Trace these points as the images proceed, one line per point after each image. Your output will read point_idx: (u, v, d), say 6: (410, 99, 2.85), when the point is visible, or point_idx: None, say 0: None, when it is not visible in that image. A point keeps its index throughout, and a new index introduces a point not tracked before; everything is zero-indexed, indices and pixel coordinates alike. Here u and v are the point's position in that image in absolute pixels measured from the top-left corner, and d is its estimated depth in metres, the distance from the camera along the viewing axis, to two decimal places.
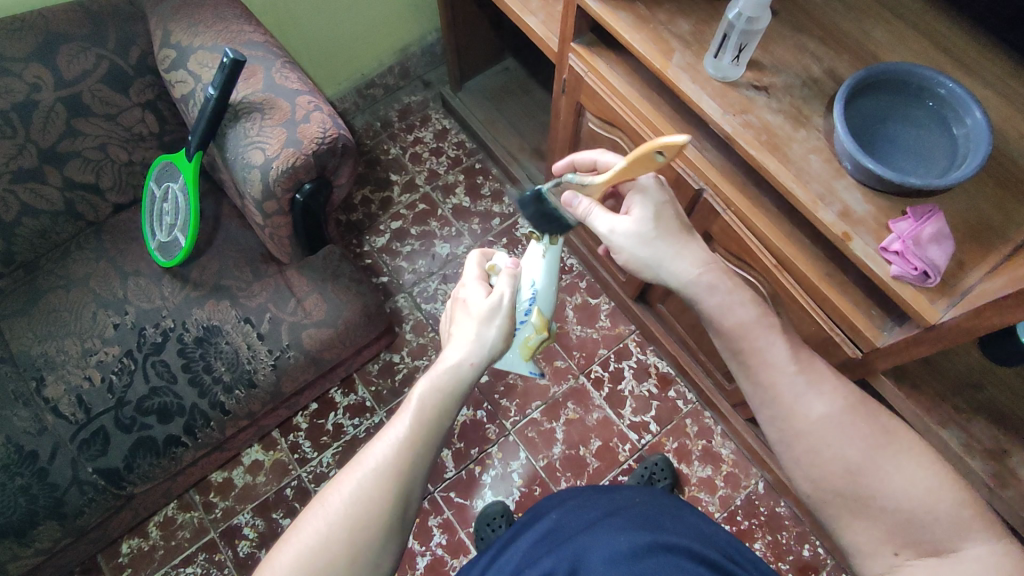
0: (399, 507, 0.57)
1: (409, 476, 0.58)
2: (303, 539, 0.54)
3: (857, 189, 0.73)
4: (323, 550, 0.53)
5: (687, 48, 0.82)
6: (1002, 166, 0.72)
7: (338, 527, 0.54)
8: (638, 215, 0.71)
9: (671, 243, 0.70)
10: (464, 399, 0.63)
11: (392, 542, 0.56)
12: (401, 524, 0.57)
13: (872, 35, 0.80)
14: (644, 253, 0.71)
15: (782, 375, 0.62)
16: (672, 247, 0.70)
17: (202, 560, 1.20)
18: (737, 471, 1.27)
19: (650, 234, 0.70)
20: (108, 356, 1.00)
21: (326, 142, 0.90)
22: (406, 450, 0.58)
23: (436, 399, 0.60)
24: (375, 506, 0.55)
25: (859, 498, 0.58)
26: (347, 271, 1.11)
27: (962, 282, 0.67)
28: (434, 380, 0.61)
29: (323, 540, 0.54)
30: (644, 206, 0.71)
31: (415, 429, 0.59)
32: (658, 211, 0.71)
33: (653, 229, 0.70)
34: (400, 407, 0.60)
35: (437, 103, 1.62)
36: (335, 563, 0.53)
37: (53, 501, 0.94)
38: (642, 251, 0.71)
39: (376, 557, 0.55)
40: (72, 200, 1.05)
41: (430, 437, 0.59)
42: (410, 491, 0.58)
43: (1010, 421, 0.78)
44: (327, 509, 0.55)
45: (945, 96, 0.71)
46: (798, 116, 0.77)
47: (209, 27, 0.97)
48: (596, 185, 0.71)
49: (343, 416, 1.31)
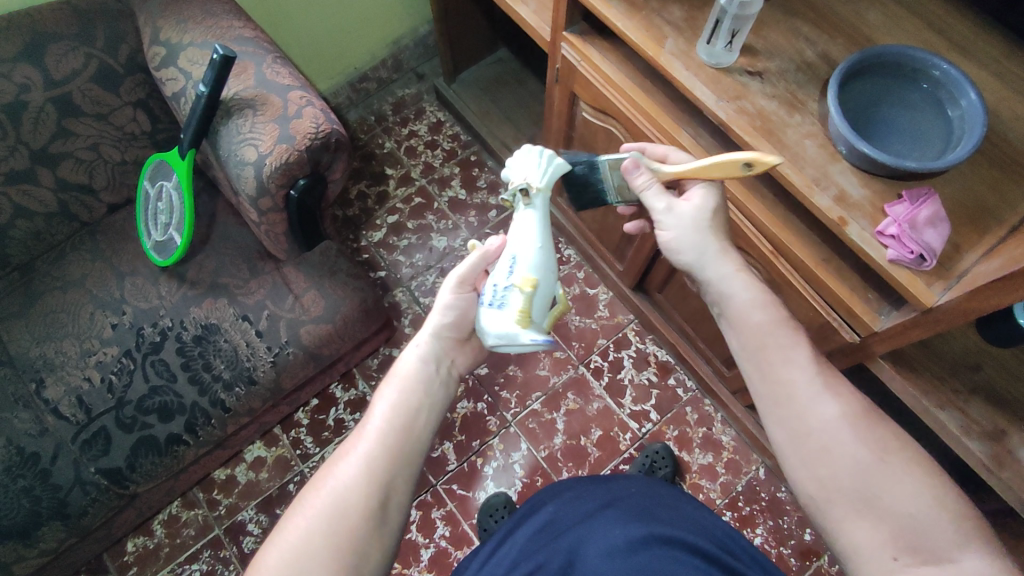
0: (379, 499, 0.58)
1: (386, 468, 0.60)
2: (286, 538, 0.55)
3: (852, 173, 0.72)
4: (306, 545, 0.54)
5: (679, 35, 0.81)
6: (998, 147, 0.72)
7: (317, 518, 0.56)
8: (699, 204, 0.70)
9: (719, 240, 0.69)
10: (434, 393, 0.67)
11: (376, 534, 0.57)
12: (383, 519, 0.58)
13: (866, 18, 0.79)
14: (694, 240, 0.69)
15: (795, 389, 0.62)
16: (718, 244, 0.69)
17: (207, 557, 1.21)
18: (737, 457, 1.27)
19: (706, 226, 0.69)
20: (106, 356, 1.01)
21: (319, 138, 0.89)
22: (379, 441, 0.61)
23: (401, 394, 0.64)
24: (353, 498, 0.57)
25: (867, 529, 0.57)
26: (344, 266, 1.10)
27: (958, 264, 0.67)
28: (398, 374, 0.66)
29: (303, 535, 0.55)
30: (707, 199, 0.71)
31: (385, 419, 0.62)
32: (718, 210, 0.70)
33: (709, 222, 0.70)
34: (370, 404, 0.64)
35: (430, 96, 1.61)
36: (316, 555, 0.54)
37: (56, 502, 0.94)
38: (689, 238, 0.69)
39: (360, 551, 0.56)
40: (66, 201, 1.04)
41: (401, 428, 0.62)
42: (391, 484, 0.59)
43: (1007, 402, 0.78)
44: (308, 506, 0.56)
45: (939, 78, 0.71)
46: (792, 101, 0.76)
47: (198, 24, 0.97)
48: (665, 171, 0.71)
49: (343, 411, 1.31)
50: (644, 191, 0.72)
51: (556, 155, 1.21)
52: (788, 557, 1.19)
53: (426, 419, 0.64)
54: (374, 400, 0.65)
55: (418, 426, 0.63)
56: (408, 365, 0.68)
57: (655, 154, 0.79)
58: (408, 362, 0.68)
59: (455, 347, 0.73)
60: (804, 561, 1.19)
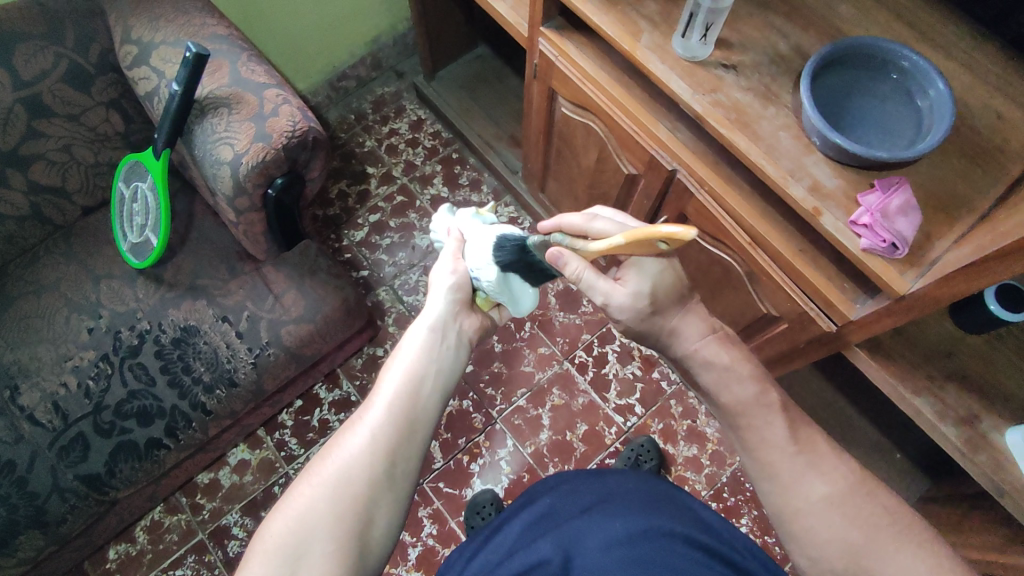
0: (383, 476, 0.57)
1: (394, 445, 0.58)
2: (288, 510, 0.54)
3: (826, 164, 0.73)
4: (309, 516, 0.54)
5: (655, 29, 0.82)
6: (967, 136, 0.73)
7: (323, 489, 0.55)
8: (632, 288, 0.63)
9: (669, 319, 0.65)
10: (443, 376, 0.65)
11: (380, 509, 0.57)
12: (389, 494, 0.57)
13: (838, 11, 0.80)
14: (641, 328, 0.65)
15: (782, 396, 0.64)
16: (669, 324, 0.65)
17: (191, 562, 1.20)
18: (722, 449, 1.29)
19: (648, 310, 0.63)
20: (83, 361, 0.99)
21: (296, 136, 0.89)
22: (388, 417, 0.59)
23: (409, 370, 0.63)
24: (359, 468, 0.56)
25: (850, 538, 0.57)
26: (325, 266, 1.10)
27: (930, 253, 0.68)
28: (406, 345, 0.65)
29: (308, 505, 0.54)
30: (641, 279, 0.63)
31: (394, 394, 0.60)
32: (657, 284, 0.63)
33: (649, 305, 0.63)
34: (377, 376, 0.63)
35: (410, 93, 1.60)
36: (321, 525, 0.54)
37: (33, 510, 0.93)
38: (642, 326, 0.65)
39: (363, 527, 0.55)
40: (38, 204, 1.03)
41: (411, 403, 0.61)
42: (397, 458, 0.59)
43: (980, 387, 0.80)
44: (313, 475, 0.56)
45: (909, 69, 0.72)
46: (766, 94, 0.77)
47: (171, 22, 0.95)
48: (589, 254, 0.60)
49: (328, 412, 1.30)
50: (577, 280, 0.64)
51: (537, 149, 1.21)
52: (772, 545, 1.21)
53: (434, 395, 0.63)
54: (381, 374, 0.63)
55: (427, 401, 0.62)
56: (418, 337, 0.66)
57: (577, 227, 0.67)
58: (417, 333, 0.66)
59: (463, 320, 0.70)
60: (788, 549, 1.21)
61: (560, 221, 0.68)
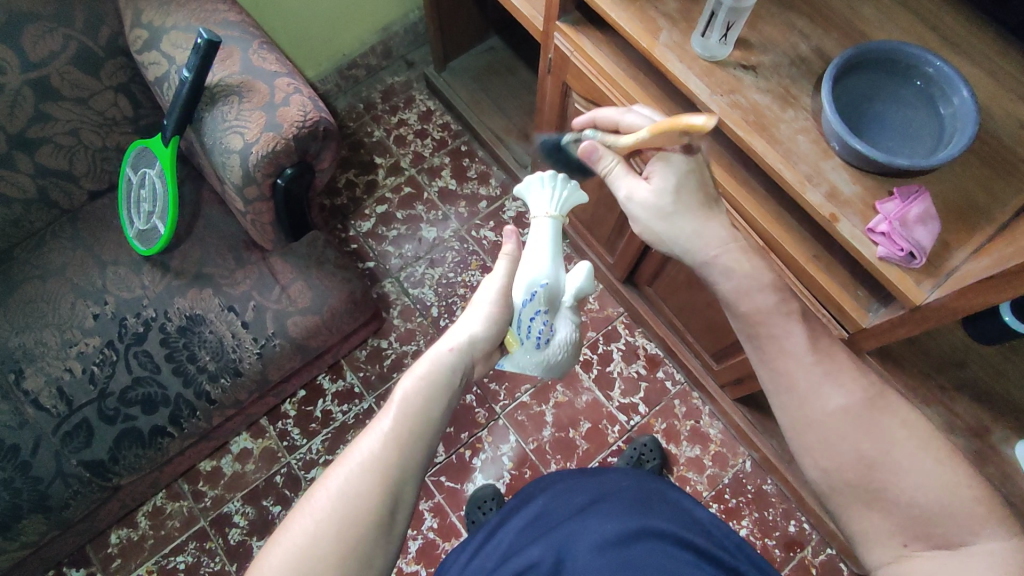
0: (388, 502, 0.55)
1: (399, 474, 0.57)
2: (290, 539, 0.52)
3: (844, 170, 0.72)
4: (311, 550, 0.51)
5: (674, 27, 0.81)
6: (988, 145, 0.72)
7: (326, 522, 0.52)
8: (655, 187, 0.67)
9: (690, 220, 0.66)
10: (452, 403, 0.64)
11: (383, 542, 0.55)
12: (390, 527, 0.55)
13: (861, 14, 0.79)
14: (659, 228, 0.68)
15: (796, 368, 0.60)
16: (689, 226, 0.66)
17: (192, 549, 1.20)
18: (725, 450, 1.28)
19: (669, 208, 0.67)
20: (88, 347, 0.99)
21: (307, 126, 0.87)
22: (394, 449, 0.57)
23: (423, 388, 0.61)
24: (364, 501, 0.54)
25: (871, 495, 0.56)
26: (332, 257, 1.09)
27: (947, 262, 0.67)
28: (418, 373, 0.63)
29: (310, 538, 0.52)
30: (666, 177, 0.67)
31: (403, 422, 0.59)
32: (680, 183, 0.66)
33: (671, 203, 0.67)
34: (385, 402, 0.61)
35: (420, 84, 1.59)
36: (324, 561, 0.51)
37: (37, 495, 0.93)
38: (658, 225, 0.68)
39: (366, 558, 0.53)
40: (45, 187, 1.02)
41: (416, 434, 0.59)
42: (401, 491, 0.57)
43: (991, 398, 0.79)
44: (315, 506, 0.53)
45: (933, 75, 0.70)
46: (786, 96, 0.76)
47: (182, 7, 0.94)
48: (619, 146, 0.69)
49: (331, 403, 1.30)
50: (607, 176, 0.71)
51: None
52: (772, 547, 1.21)
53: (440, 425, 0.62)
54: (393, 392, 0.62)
55: (432, 432, 0.60)
56: (433, 365, 0.64)
57: (609, 124, 0.72)
58: (433, 359, 0.64)
59: (481, 354, 0.69)
60: (788, 552, 1.21)
61: (594, 116, 0.74)
